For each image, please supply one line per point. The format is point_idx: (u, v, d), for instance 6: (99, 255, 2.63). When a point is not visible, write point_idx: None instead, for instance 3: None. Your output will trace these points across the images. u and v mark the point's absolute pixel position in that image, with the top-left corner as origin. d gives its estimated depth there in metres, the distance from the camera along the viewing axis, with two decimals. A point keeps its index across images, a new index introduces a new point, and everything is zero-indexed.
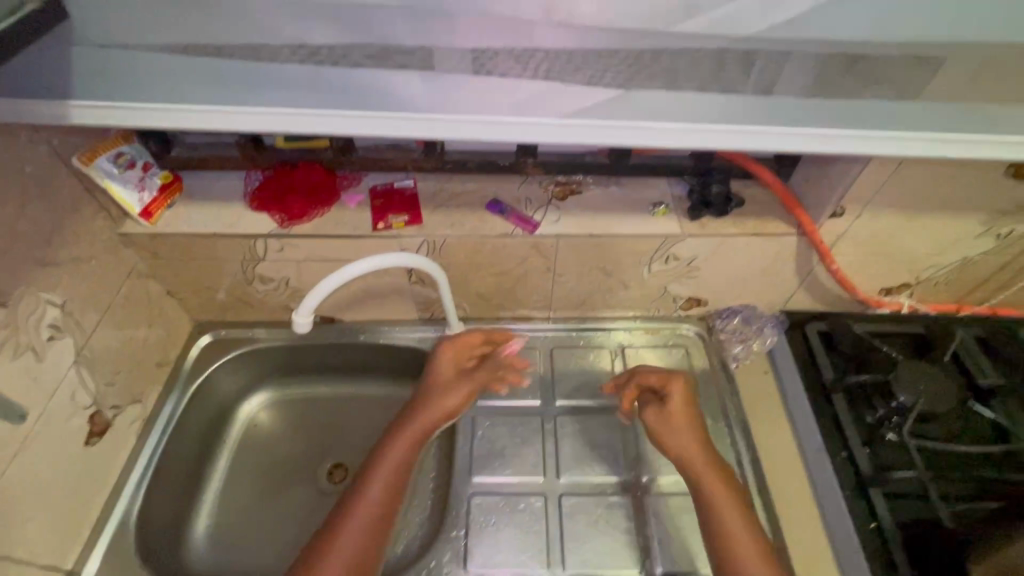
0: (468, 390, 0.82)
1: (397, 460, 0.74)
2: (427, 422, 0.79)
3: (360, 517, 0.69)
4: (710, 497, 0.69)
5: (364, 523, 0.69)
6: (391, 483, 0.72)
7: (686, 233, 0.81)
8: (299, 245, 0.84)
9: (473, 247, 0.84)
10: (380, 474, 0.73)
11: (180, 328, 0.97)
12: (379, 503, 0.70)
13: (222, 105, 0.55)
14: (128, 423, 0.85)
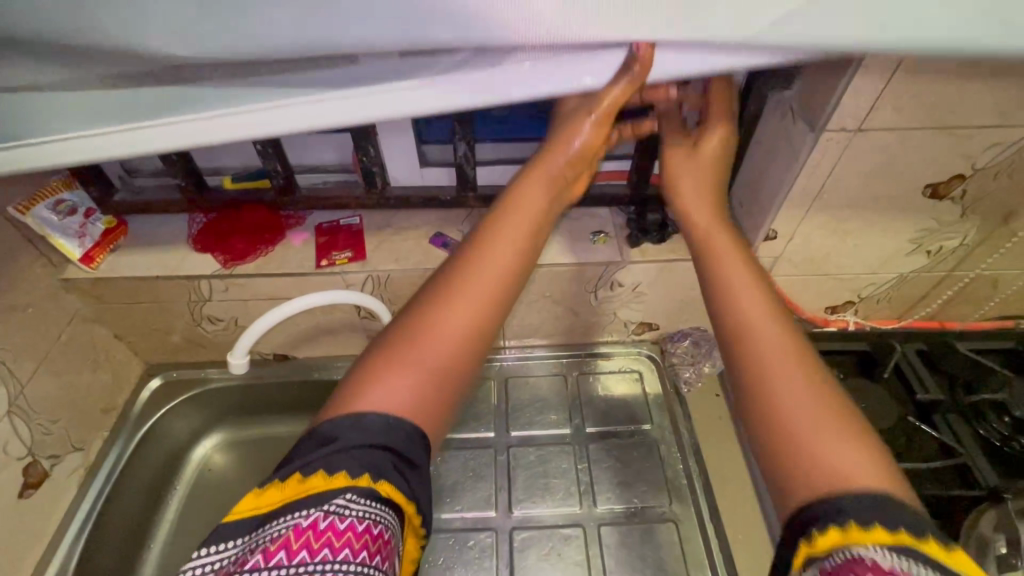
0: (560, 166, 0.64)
1: (501, 265, 0.56)
2: (521, 213, 0.60)
3: (451, 321, 0.52)
4: (740, 319, 0.52)
5: (436, 366, 0.51)
6: (493, 294, 0.55)
7: (627, 260, 0.82)
8: (244, 284, 0.84)
9: (417, 281, 0.85)
10: (491, 261, 0.56)
11: (129, 371, 0.96)
12: (486, 303, 0.54)
13: (127, 124, 0.54)
14: (69, 472, 0.85)
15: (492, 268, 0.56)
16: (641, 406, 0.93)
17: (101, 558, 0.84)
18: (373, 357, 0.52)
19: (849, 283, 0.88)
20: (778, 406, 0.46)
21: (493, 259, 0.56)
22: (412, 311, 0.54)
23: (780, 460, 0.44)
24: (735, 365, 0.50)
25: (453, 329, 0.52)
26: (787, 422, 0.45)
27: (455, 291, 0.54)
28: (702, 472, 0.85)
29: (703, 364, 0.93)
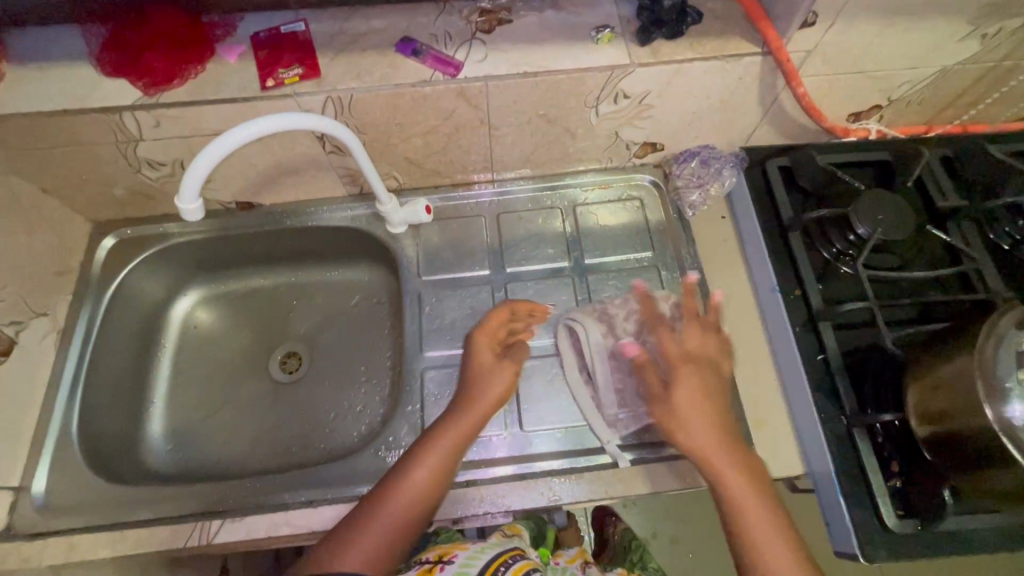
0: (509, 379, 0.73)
1: (440, 461, 0.65)
2: (441, 459, 0.65)
3: (389, 519, 0.60)
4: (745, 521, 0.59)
5: (400, 513, 0.61)
6: (425, 497, 0.62)
7: (637, 62, 0.70)
8: (177, 116, 0.69)
9: (388, 103, 0.70)
10: (449, 439, 0.66)
11: (73, 231, 0.86)
12: (421, 503, 0.62)
13: None
14: (39, 337, 0.79)
15: (426, 471, 0.63)
16: (642, 233, 0.88)
17: (103, 417, 0.81)
18: (345, 532, 0.60)
19: (882, 83, 0.78)
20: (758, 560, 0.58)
21: (421, 475, 0.63)
22: (377, 489, 0.63)
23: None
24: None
25: (409, 504, 0.62)
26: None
27: (404, 480, 0.63)
28: (705, 293, 0.81)
29: (711, 186, 0.86)
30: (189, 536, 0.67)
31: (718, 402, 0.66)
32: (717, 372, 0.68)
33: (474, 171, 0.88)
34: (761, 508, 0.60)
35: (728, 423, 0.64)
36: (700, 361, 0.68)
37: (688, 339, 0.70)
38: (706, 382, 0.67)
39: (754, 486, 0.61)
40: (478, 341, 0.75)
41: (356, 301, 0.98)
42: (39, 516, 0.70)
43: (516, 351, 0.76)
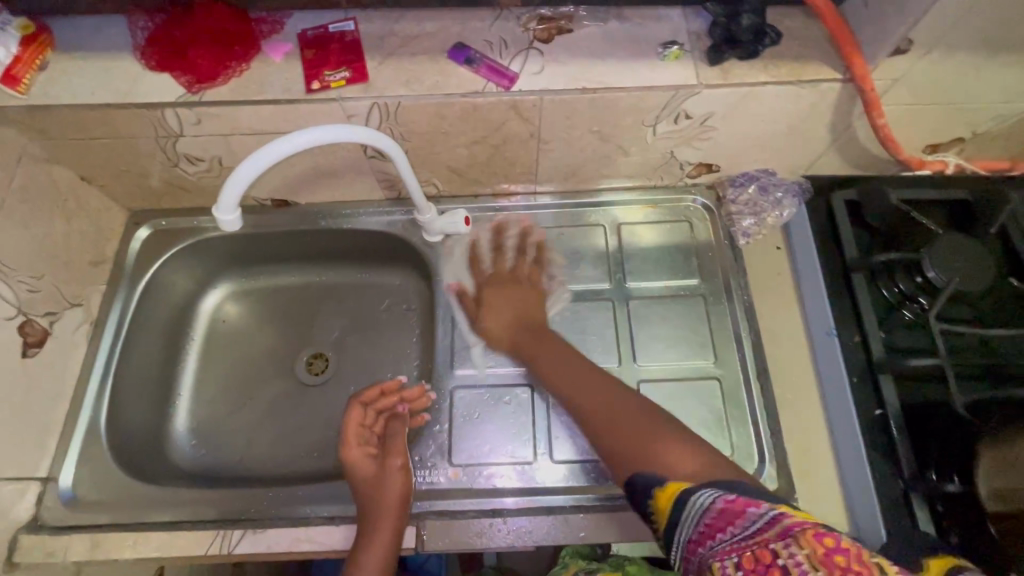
0: (402, 466, 0.70)
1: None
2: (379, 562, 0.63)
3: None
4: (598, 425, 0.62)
5: None
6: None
7: (704, 83, 0.65)
8: (219, 115, 0.67)
9: (436, 112, 0.67)
10: (376, 545, 0.63)
11: (109, 219, 0.85)
12: None
13: None
14: (73, 327, 0.78)
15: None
16: (689, 258, 0.83)
17: (131, 410, 0.81)
18: None
19: (969, 116, 0.71)
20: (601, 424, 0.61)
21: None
22: None
23: None
24: None
25: None
26: (625, 435, 0.58)
27: None
28: (753, 330, 0.77)
29: (766, 215, 0.81)
30: (211, 543, 0.67)
31: (521, 315, 0.79)
32: (525, 285, 0.82)
33: (516, 182, 0.84)
34: (599, 381, 0.67)
35: (530, 326, 0.77)
36: (514, 278, 0.83)
37: (515, 265, 0.84)
38: (514, 297, 0.80)
39: (604, 385, 0.66)
40: (351, 452, 0.72)
41: (385, 306, 0.96)
42: (67, 509, 0.70)
43: (391, 444, 0.72)
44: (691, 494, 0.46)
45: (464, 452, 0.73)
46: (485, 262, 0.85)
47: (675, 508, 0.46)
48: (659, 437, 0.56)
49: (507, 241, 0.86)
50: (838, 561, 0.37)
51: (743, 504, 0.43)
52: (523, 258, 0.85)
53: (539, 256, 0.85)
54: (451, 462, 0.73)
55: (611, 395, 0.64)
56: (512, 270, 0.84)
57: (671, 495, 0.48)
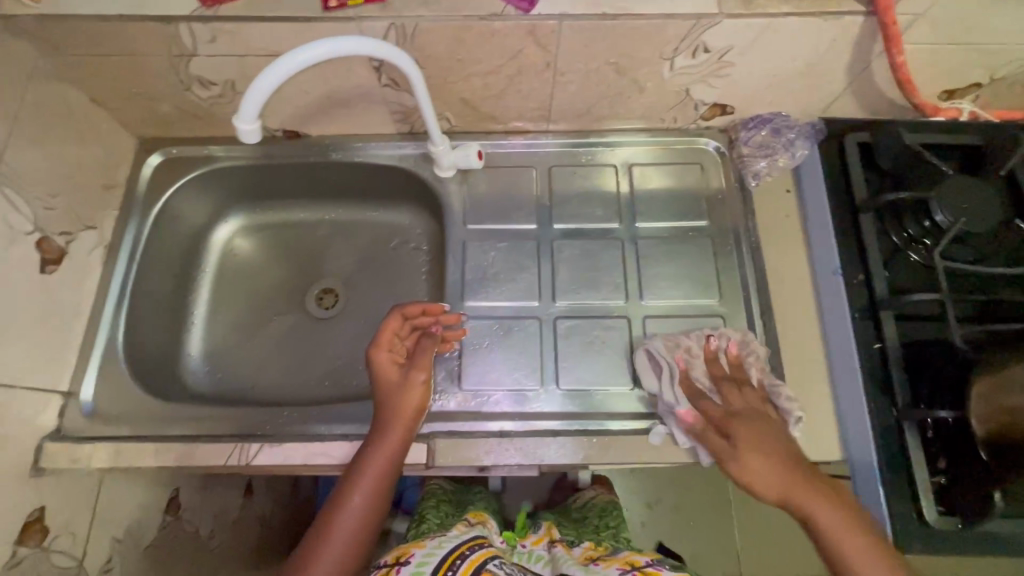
0: (425, 382, 0.71)
1: (376, 480, 0.64)
2: (385, 456, 0.65)
3: (340, 539, 0.62)
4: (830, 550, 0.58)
5: (361, 509, 0.63)
6: (371, 514, 0.64)
7: (726, 13, 0.65)
8: (234, 33, 0.66)
9: (454, 36, 0.67)
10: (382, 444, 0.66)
11: (121, 145, 0.85)
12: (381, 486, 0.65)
13: None
14: (88, 250, 0.78)
15: (365, 493, 0.64)
16: (698, 201, 0.84)
17: (146, 334, 0.83)
18: (311, 535, 0.63)
19: (988, 59, 0.71)
20: (830, 558, 0.58)
21: (359, 497, 0.64)
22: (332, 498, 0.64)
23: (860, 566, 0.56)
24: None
25: (361, 503, 0.64)
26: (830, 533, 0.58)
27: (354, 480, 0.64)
28: (758, 271, 0.79)
29: (779, 157, 0.81)
30: (229, 455, 0.70)
31: (784, 455, 0.62)
32: (765, 417, 0.65)
33: (529, 119, 0.84)
34: (855, 543, 0.57)
35: (797, 467, 0.61)
36: (752, 416, 0.65)
37: (726, 397, 0.67)
38: (757, 433, 0.63)
39: (851, 528, 0.58)
40: (378, 356, 0.71)
41: (395, 244, 0.97)
42: (88, 421, 0.73)
43: (419, 358, 0.72)
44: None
45: (474, 379, 0.76)
46: (705, 370, 0.69)
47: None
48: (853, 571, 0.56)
49: (722, 369, 0.69)
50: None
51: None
52: (763, 398, 0.67)
53: (739, 375, 0.68)
54: (461, 387, 0.75)
55: (846, 535, 0.57)
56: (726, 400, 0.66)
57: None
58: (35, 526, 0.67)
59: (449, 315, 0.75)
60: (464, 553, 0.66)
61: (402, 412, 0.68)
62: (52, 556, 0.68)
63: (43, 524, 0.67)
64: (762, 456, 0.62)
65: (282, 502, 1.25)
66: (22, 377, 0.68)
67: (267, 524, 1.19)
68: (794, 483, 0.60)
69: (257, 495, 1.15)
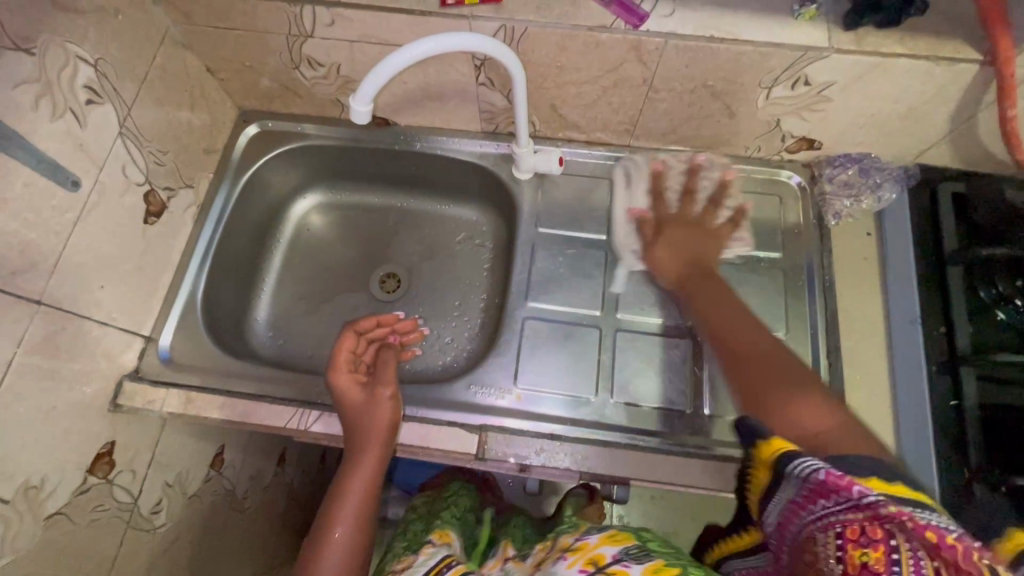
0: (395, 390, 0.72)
1: (359, 507, 0.64)
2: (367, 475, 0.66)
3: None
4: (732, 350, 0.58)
5: (349, 532, 0.62)
6: (356, 545, 0.62)
7: (836, 47, 0.64)
8: (352, 20, 0.70)
9: (559, 43, 0.68)
10: (363, 467, 0.66)
11: (224, 113, 0.90)
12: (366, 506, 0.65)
13: None
14: (183, 207, 0.83)
15: (348, 523, 0.62)
16: (773, 232, 0.83)
17: (221, 293, 0.87)
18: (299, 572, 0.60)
19: None
20: (741, 387, 0.55)
21: (342, 528, 0.62)
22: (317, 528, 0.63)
23: (768, 402, 0.51)
24: (742, 371, 0.55)
25: (348, 530, 0.62)
26: (750, 372, 0.55)
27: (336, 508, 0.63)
28: (828, 310, 0.77)
29: (863, 199, 0.80)
30: (289, 419, 0.73)
31: (693, 254, 0.71)
32: (706, 234, 0.72)
33: (612, 132, 0.85)
34: (765, 365, 0.55)
35: (704, 262, 0.70)
36: (687, 222, 0.73)
37: (683, 207, 0.74)
38: (682, 240, 0.72)
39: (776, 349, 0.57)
40: (339, 377, 0.72)
41: (460, 238, 0.99)
42: (163, 367, 0.77)
43: (381, 372, 0.73)
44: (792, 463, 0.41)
45: (528, 380, 0.76)
46: (671, 193, 0.77)
47: (777, 475, 0.42)
48: (788, 400, 0.50)
49: (698, 184, 0.76)
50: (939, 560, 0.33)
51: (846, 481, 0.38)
52: (731, 226, 0.74)
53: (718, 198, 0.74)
54: (515, 385, 0.76)
55: (773, 360, 0.55)
56: (678, 212, 0.74)
57: (771, 463, 0.43)
58: (104, 459, 0.70)
59: (404, 321, 0.83)
60: (446, 567, 0.59)
61: (375, 427, 0.68)
62: (114, 489, 0.71)
63: (111, 458, 0.71)
64: (671, 246, 0.72)
65: (308, 475, 1.28)
66: (115, 317, 0.72)
67: (294, 494, 1.22)
68: (721, 309, 0.63)
69: (288, 464, 1.18)
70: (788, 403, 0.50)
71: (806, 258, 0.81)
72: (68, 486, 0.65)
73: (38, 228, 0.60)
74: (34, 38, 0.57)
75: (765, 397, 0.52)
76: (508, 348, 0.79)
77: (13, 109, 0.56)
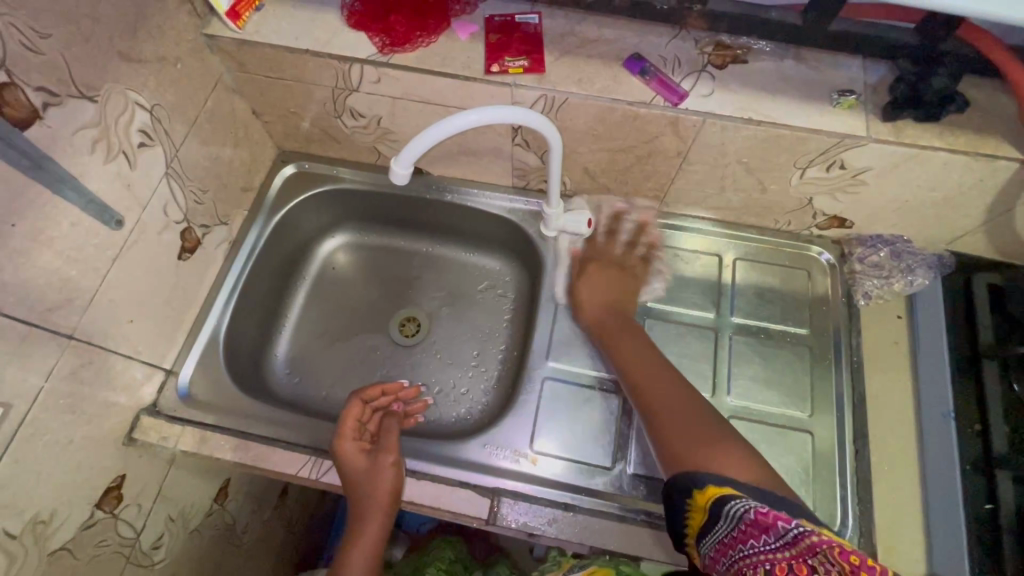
0: (399, 460, 0.71)
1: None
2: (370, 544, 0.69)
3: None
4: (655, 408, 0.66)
5: None
6: None
7: (874, 137, 0.65)
8: (399, 79, 0.72)
9: (598, 114, 0.70)
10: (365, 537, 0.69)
11: (264, 153, 0.92)
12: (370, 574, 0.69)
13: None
14: (216, 243, 0.84)
15: None
16: (800, 306, 0.82)
17: (243, 328, 0.88)
18: None
19: None
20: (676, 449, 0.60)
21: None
22: None
23: (699, 457, 0.57)
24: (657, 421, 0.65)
25: None
26: (672, 406, 0.65)
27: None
28: (856, 393, 0.75)
29: (894, 281, 0.79)
30: (301, 466, 0.73)
31: (625, 306, 0.80)
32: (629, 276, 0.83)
33: (642, 196, 0.86)
34: (682, 403, 0.65)
35: (627, 317, 0.79)
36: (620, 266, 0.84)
37: (624, 248, 0.85)
38: (612, 281, 0.82)
39: (685, 388, 0.68)
40: (345, 445, 0.72)
41: (482, 287, 0.99)
42: (181, 402, 0.77)
43: (385, 441, 0.73)
44: (729, 502, 0.49)
45: (545, 442, 0.75)
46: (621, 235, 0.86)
47: (712, 517, 0.49)
48: (714, 446, 0.58)
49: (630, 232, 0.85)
50: (850, 561, 0.39)
51: (774, 517, 0.44)
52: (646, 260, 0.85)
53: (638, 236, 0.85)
54: (530, 447, 0.75)
55: (687, 406, 0.64)
56: (603, 249, 0.84)
57: (706, 507, 0.51)
58: (113, 492, 0.69)
59: (408, 389, 0.83)
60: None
61: (375, 502, 0.68)
62: (119, 524, 0.71)
63: (119, 493, 0.70)
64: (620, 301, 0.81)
65: (308, 509, 1.25)
66: (140, 351, 0.73)
67: (293, 527, 1.20)
68: (667, 375, 0.70)
69: (290, 497, 1.16)
70: (715, 459, 0.56)
71: (834, 337, 0.79)
72: (76, 521, 0.65)
73: (79, 265, 0.61)
74: (98, 87, 0.60)
75: (683, 444, 0.60)
76: (530, 408, 0.78)
77: (71, 153, 0.58)
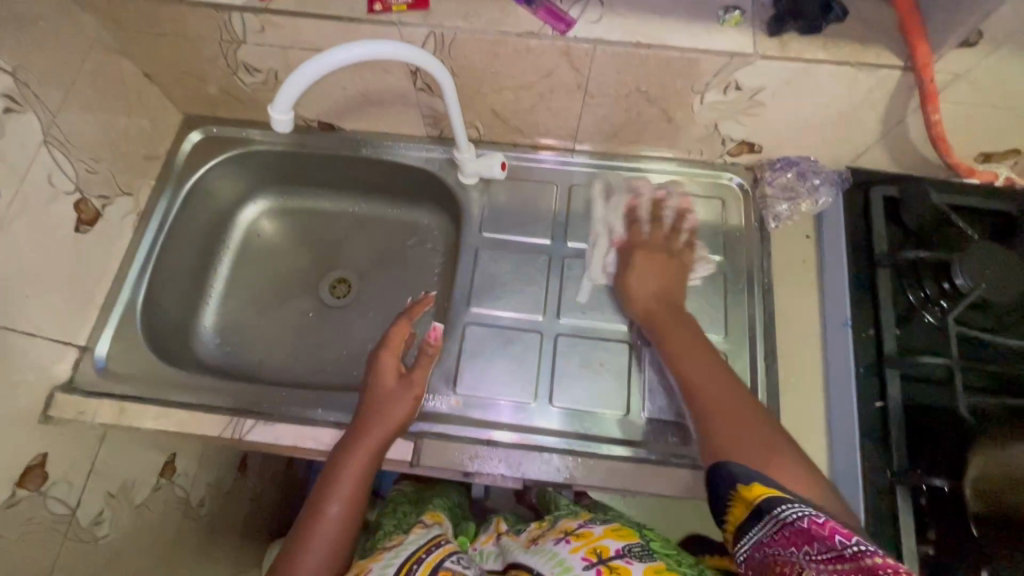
0: (420, 389, 0.73)
1: (351, 487, 0.66)
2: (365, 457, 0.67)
3: (323, 546, 0.63)
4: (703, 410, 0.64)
5: (340, 514, 0.64)
6: (343, 527, 0.64)
7: (760, 53, 0.65)
8: (282, 26, 0.69)
9: (489, 50, 0.69)
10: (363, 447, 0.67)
11: (166, 118, 0.89)
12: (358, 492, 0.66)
13: None
14: (121, 215, 0.82)
15: (342, 500, 0.65)
16: (716, 234, 0.84)
17: (163, 301, 0.86)
18: (290, 543, 0.64)
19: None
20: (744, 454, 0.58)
21: (336, 503, 0.65)
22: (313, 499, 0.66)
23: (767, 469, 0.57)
24: (723, 432, 0.61)
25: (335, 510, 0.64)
26: (735, 430, 0.61)
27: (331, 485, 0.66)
28: (767, 313, 0.78)
29: (801, 201, 0.81)
30: (223, 428, 0.73)
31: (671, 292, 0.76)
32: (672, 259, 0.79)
33: (556, 137, 0.85)
34: (732, 414, 0.62)
35: (676, 308, 0.75)
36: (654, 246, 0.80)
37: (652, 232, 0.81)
38: (654, 266, 0.78)
39: (735, 394, 0.64)
40: (381, 360, 0.75)
41: (411, 242, 0.99)
42: (98, 377, 0.76)
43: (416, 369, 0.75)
44: (780, 505, 0.45)
45: (469, 384, 0.76)
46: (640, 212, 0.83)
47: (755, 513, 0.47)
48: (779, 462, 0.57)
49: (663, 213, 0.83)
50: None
51: (832, 529, 0.40)
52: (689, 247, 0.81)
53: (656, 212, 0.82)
54: (454, 389, 0.76)
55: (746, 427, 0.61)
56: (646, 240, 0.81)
57: (753, 502, 0.48)
58: (35, 471, 0.69)
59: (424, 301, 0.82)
60: (420, 557, 0.62)
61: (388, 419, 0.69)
62: (48, 501, 0.70)
63: (43, 470, 0.70)
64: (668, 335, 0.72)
65: (273, 480, 1.26)
66: (44, 328, 0.71)
67: (258, 499, 1.21)
68: (730, 393, 0.65)
69: (250, 470, 1.17)
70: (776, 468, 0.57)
71: (748, 261, 0.81)
72: None
73: None
74: None
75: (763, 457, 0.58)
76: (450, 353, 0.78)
77: None
